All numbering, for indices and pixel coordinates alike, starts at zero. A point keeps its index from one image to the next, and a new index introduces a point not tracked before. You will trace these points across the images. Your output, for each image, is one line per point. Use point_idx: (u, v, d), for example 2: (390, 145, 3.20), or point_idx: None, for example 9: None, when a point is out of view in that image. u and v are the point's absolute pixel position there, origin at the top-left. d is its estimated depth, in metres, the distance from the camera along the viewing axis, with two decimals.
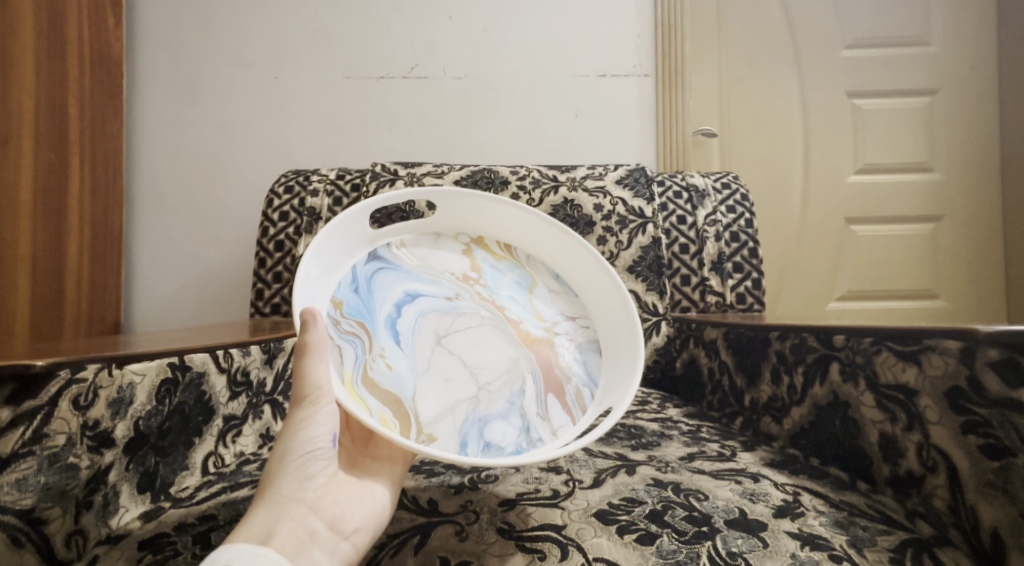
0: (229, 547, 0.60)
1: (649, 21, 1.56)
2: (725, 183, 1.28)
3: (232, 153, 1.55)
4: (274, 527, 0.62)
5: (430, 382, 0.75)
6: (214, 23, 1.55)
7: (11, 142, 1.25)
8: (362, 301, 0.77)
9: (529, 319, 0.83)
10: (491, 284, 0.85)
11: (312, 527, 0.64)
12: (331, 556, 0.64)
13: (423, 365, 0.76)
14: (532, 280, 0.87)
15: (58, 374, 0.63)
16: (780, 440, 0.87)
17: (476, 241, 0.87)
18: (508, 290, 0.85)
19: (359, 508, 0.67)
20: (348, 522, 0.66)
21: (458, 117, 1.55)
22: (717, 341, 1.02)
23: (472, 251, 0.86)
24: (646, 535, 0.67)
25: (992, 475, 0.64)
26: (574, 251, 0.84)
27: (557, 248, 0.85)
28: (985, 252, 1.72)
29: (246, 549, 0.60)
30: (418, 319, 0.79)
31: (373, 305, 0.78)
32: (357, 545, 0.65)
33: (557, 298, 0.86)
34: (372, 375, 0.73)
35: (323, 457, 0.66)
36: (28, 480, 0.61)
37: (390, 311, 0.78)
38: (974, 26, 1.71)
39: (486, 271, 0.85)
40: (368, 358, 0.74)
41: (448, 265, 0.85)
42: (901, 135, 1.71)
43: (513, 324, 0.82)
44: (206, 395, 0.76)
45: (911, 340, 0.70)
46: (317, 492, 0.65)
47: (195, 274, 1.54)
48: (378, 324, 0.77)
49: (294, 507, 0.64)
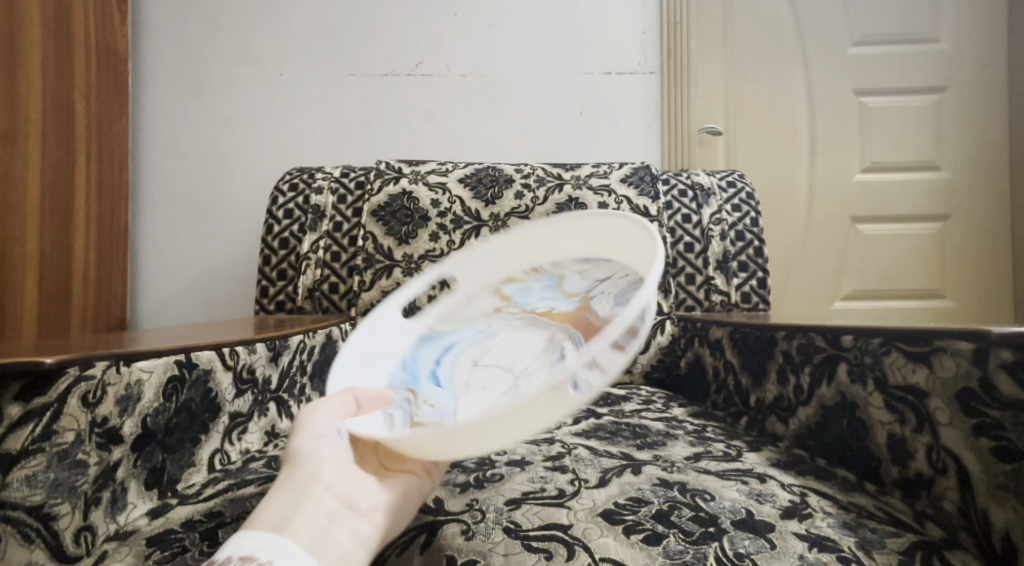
0: (250, 536, 0.61)
1: (656, 18, 1.55)
2: (731, 181, 1.27)
3: (237, 150, 1.55)
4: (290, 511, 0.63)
5: (470, 396, 0.72)
6: (220, 17, 1.55)
7: (21, 136, 1.25)
8: (408, 373, 0.78)
9: (560, 303, 0.83)
10: (523, 300, 0.85)
11: (327, 508, 0.64)
12: (352, 534, 0.64)
13: (464, 389, 0.73)
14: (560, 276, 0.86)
15: (68, 371, 0.62)
16: (786, 440, 0.87)
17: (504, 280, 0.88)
18: (539, 298, 0.84)
19: (373, 489, 0.68)
20: (363, 502, 0.66)
21: (464, 115, 1.55)
22: (722, 340, 1.02)
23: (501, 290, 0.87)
24: (653, 535, 0.67)
25: (1004, 478, 0.63)
26: (580, 229, 0.84)
27: (568, 237, 0.86)
28: (992, 250, 1.71)
29: (262, 536, 0.61)
30: (457, 357, 0.79)
31: (416, 368, 0.78)
32: (376, 526, 0.66)
33: (587, 275, 0.85)
34: (417, 417, 0.70)
35: (334, 443, 0.68)
36: (38, 476, 0.61)
37: (430, 366, 0.78)
38: (983, 25, 1.69)
39: (514, 294, 0.86)
40: (414, 405, 0.72)
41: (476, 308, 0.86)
42: (909, 133, 1.70)
43: (547, 315, 0.81)
44: (213, 392, 0.77)
45: (920, 341, 0.69)
46: (331, 474, 0.66)
47: (200, 272, 1.54)
48: (420, 380, 0.76)
49: (313, 488, 0.65)
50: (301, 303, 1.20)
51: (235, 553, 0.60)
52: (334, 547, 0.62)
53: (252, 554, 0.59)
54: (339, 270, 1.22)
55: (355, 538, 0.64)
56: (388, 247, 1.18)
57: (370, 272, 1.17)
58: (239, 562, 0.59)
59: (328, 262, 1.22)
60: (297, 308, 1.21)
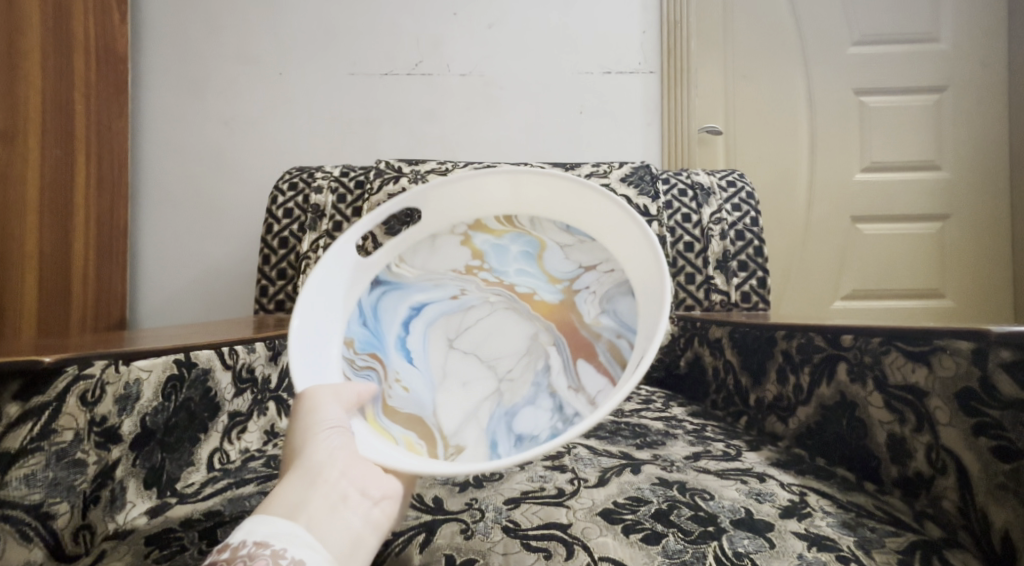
0: (264, 521, 0.60)
1: (656, 18, 1.55)
2: (730, 180, 1.27)
3: (236, 150, 1.55)
4: (305, 497, 0.62)
5: (447, 390, 0.73)
6: (219, 17, 1.55)
7: (20, 136, 1.25)
8: (372, 332, 0.75)
9: (543, 287, 0.77)
10: (499, 265, 0.79)
11: (342, 495, 0.64)
12: (365, 521, 0.64)
13: (439, 377, 0.73)
14: (541, 244, 0.78)
15: (66, 370, 0.62)
16: (786, 440, 0.87)
17: (474, 225, 0.79)
18: (515, 265, 0.78)
19: (385, 476, 0.67)
20: (377, 489, 0.66)
21: (463, 114, 1.55)
22: (722, 340, 1.02)
23: (471, 238, 0.79)
24: (652, 535, 0.67)
25: (1003, 478, 0.63)
26: (579, 197, 0.74)
27: (562, 197, 0.75)
28: (992, 249, 1.71)
29: (276, 522, 0.60)
30: (427, 328, 0.76)
31: (382, 331, 0.75)
32: (387, 513, 0.66)
33: (572, 252, 0.77)
34: (391, 403, 0.72)
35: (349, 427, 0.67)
36: (36, 476, 0.61)
37: (398, 331, 0.76)
38: (983, 24, 1.69)
39: (490, 253, 0.79)
40: (384, 387, 0.72)
41: (447, 261, 0.79)
42: (909, 133, 1.70)
43: (526, 298, 0.77)
44: (213, 392, 0.76)
45: (920, 340, 0.69)
46: (344, 460, 0.65)
47: (200, 271, 1.54)
48: (387, 346, 0.75)
49: (328, 473, 0.64)
50: None
51: (249, 537, 0.59)
52: (347, 535, 0.62)
53: (267, 539, 0.59)
54: None
55: (367, 526, 0.64)
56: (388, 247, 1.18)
57: None
58: (255, 547, 0.58)
59: None
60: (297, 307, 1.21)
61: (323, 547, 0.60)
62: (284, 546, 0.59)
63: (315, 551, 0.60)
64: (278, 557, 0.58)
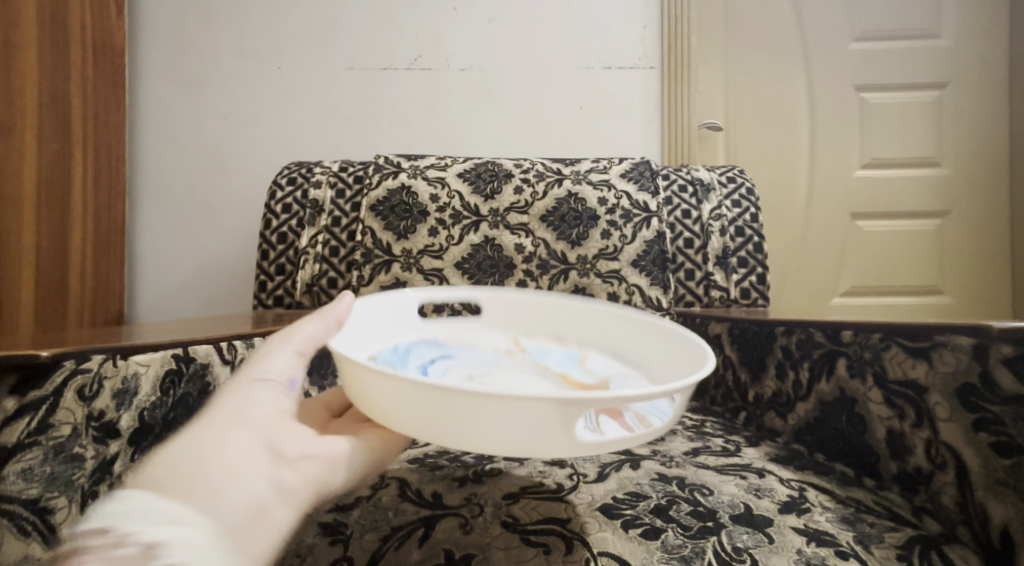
0: (124, 497, 0.58)
1: (656, 13, 1.55)
2: (730, 176, 1.27)
3: (234, 144, 1.54)
4: (206, 449, 0.61)
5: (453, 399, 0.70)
6: (217, 10, 1.54)
7: (15, 131, 1.25)
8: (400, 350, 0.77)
9: (576, 371, 0.78)
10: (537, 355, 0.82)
11: (248, 451, 0.62)
12: (264, 483, 0.62)
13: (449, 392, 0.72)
14: (582, 355, 0.82)
15: (64, 365, 0.63)
16: (784, 435, 0.86)
17: (525, 335, 0.86)
18: (556, 358, 0.81)
19: (300, 439, 0.66)
20: (292, 449, 0.65)
21: (462, 109, 1.54)
22: (721, 335, 1.01)
23: (518, 341, 0.84)
24: (651, 530, 0.67)
25: (1003, 474, 0.63)
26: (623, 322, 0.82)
27: (609, 325, 0.83)
28: (990, 246, 1.71)
29: (141, 497, 0.58)
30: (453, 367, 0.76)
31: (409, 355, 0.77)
32: (294, 476, 0.64)
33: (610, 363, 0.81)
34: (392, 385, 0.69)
35: (271, 385, 0.67)
36: (34, 470, 0.61)
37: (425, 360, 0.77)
38: (985, 20, 1.69)
39: (531, 350, 0.83)
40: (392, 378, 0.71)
41: (491, 344, 0.83)
42: (909, 130, 1.70)
43: (560, 375, 0.77)
44: (212, 387, 0.74)
45: (921, 336, 0.69)
46: (255, 419, 0.64)
47: (198, 266, 1.54)
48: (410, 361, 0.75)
49: (227, 433, 0.62)
50: (300, 298, 1.20)
51: (103, 516, 0.58)
52: (239, 497, 0.60)
53: (127, 516, 0.57)
54: (337, 266, 1.22)
55: (266, 490, 0.62)
56: (387, 242, 1.18)
57: (369, 267, 1.17)
58: (106, 529, 0.57)
59: (327, 257, 1.21)
60: (296, 302, 1.21)
61: (201, 515, 0.58)
62: (139, 524, 0.57)
63: (190, 520, 0.58)
64: (120, 544, 0.56)
